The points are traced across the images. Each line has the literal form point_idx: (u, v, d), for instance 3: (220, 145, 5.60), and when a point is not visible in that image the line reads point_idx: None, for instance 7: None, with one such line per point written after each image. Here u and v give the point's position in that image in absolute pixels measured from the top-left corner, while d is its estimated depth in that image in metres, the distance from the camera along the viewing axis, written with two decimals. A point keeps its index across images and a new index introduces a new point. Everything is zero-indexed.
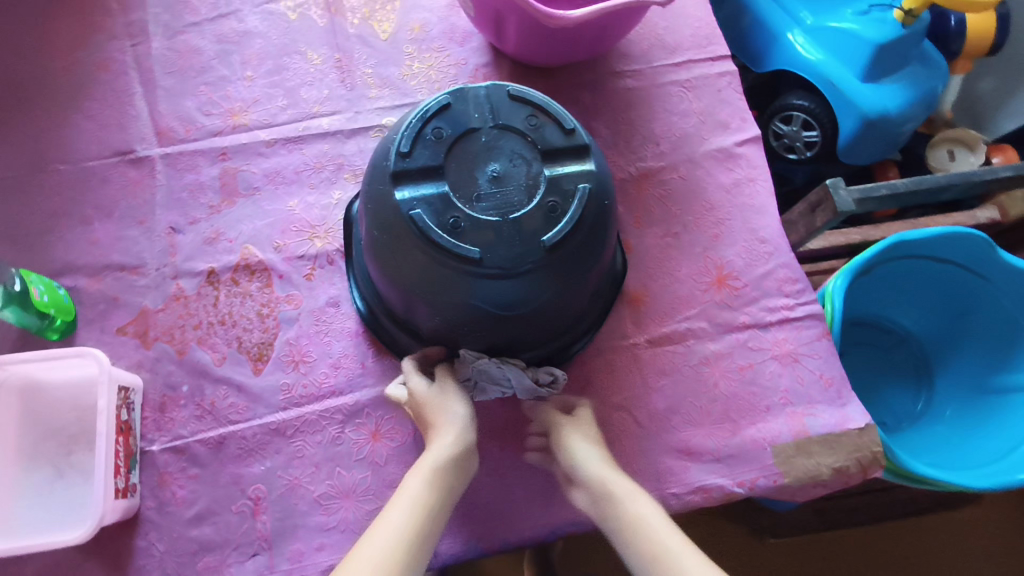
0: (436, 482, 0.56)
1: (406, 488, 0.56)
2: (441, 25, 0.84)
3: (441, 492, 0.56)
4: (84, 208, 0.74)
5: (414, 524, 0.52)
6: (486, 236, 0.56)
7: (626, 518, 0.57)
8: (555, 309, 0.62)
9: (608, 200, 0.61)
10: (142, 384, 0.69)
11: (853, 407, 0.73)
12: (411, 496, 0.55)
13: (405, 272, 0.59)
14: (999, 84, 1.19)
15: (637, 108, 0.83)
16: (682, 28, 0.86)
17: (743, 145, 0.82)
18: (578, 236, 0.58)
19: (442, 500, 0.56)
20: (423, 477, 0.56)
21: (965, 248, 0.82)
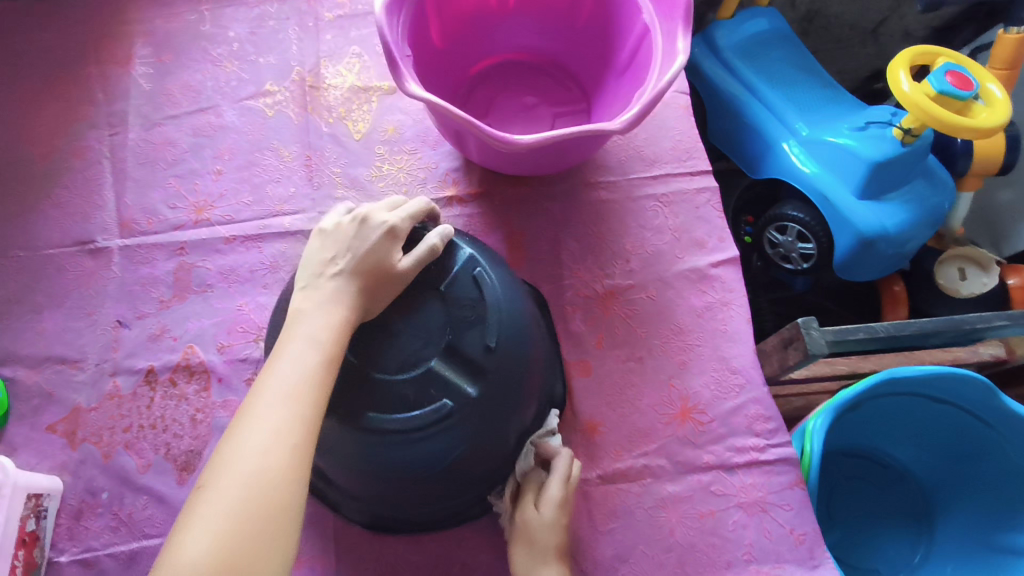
0: (302, 394, 0.46)
1: (263, 406, 0.45)
2: (415, 127, 0.82)
3: (311, 411, 0.46)
4: (37, 297, 0.74)
5: (275, 464, 0.43)
6: (350, 383, 0.54)
7: None
8: (462, 475, 0.57)
9: (526, 358, 0.58)
10: (62, 487, 0.66)
11: (826, 567, 0.66)
12: (272, 422, 0.44)
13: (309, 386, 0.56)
14: (1017, 198, 1.12)
15: (609, 221, 0.80)
16: (662, 139, 0.84)
17: (718, 266, 0.78)
18: (414, 441, 0.54)
19: (310, 418, 0.46)
20: (291, 393, 0.46)
21: (963, 392, 0.75)
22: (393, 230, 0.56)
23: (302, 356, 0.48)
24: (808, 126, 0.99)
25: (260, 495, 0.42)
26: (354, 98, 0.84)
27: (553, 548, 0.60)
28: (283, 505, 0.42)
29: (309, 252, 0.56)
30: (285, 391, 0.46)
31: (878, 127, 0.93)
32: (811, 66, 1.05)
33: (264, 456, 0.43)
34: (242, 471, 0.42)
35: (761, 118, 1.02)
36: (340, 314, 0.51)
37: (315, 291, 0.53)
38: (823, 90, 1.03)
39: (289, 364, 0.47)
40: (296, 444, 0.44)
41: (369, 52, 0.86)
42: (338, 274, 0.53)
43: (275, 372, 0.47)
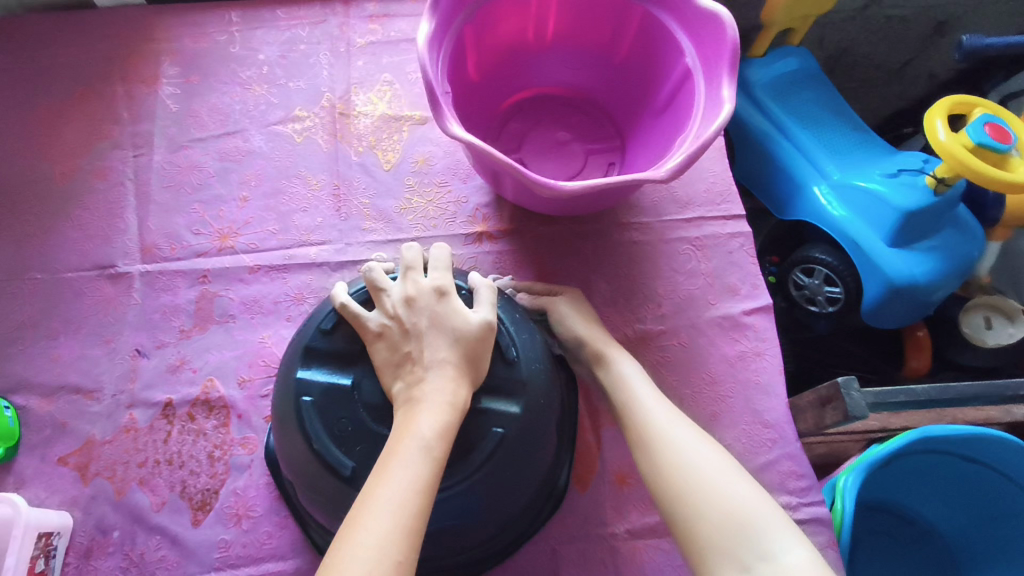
0: (410, 508, 0.42)
1: (369, 520, 0.41)
2: (446, 160, 0.82)
3: (418, 522, 0.42)
4: (53, 322, 0.71)
5: None
6: (346, 436, 0.50)
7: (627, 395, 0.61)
8: (456, 539, 0.54)
9: (537, 445, 0.55)
10: (73, 524, 0.63)
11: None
12: (375, 541, 0.40)
13: (323, 431, 0.50)
14: None
15: (641, 263, 0.78)
16: (697, 181, 0.83)
17: (751, 314, 0.77)
18: None
19: (416, 530, 0.42)
20: (394, 502, 0.42)
21: (996, 454, 0.73)
22: (445, 292, 0.52)
23: (402, 462, 0.44)
24: (839, 169, 0.98)
25: None
26: (384, 126, 0.83)
27: (592, 331, 0.67)
28: None
29: (382, 342, 0.51)
30: (393, 502, 0.42)
31: (911, 174, 0.93)
32: (840, 108, 1.05)
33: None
34: None
35: (790, 159, 1.01)
36: (446, 402, 0.48)
37: (409, 391, 0.49)
38: (854, 133, 1.02)
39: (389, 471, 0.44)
40: (402, 560, 0.40)
41: (401, 80, 0.85)
42: (424, 364, 0.49)
43: (379, 480, 0.44)
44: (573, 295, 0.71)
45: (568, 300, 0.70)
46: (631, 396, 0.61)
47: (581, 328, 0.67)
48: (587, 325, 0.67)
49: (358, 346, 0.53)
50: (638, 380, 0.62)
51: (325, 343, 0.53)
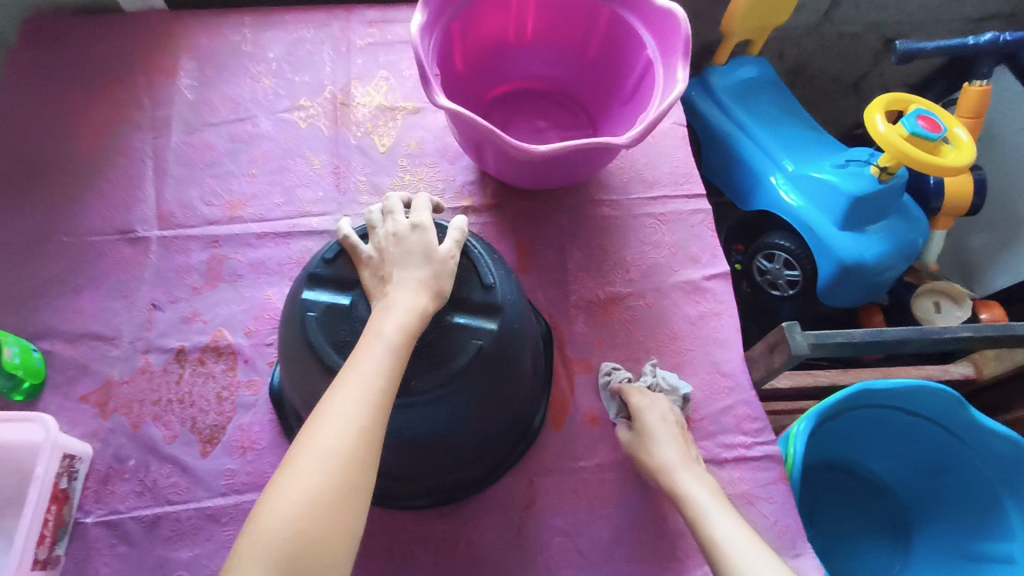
0: (374, 388, 0.50)
1: (338, 397, 0.49)
2: (435, 144, 0.91)
3: (382, 400, 0.50)
4: (77, 279, 0.79)
5: (343, 451, 0.47)
6: (344, 345, 0.57)
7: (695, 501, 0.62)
8: (439, 445, 0.62)
9: (510, 361, 0.62)
10: (92, 454, 0.70)
11: (811, 559, 0.70)
12: (342, 412, 0.48)
13: (323, 340, 0.57)
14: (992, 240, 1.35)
15: (611, 235, 0.87)
16: (661, 165, 0.92)
17: (710, 279, 0.85)
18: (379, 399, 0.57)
19: (381, 405, 0.50)
20: (360, 385, 0.49)
21: (933, 404, 0.81)
22: (421, 227, 0.60)
23: (371, 351, 0.51)
24: (794, 162, 1.08)
25: (342, 476, 0.46)
26: (380, 115, 0.92)
27: (679, 458, 0.66)
28: (353, 490, 0.46)
29: (366, 269, 0.59)
30: (358, 383, 0.49)
31: (857, 164, 1.02)
32: (796, 110, 1.15)
33: (341, 439, 0.47)
34: (319, 456, 0.46)
35: (750, 154, 1.11)
36: (410, 307, 0.54)
37: (382, 301, 0.56)
38: (808, 131, 1.12)
39: (349, 375, 0.50)
40: (365, 426, 0.48)
41: (396, 75, 0.95)
42: (395, 282, 0.56)
43: (350, 366, 0.51)
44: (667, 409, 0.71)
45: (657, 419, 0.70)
46: (690, 495, 0.63)
47: (667, 452, 0.67)
48: (672, 445, 0.68)
49: (356, 273, 0.61)
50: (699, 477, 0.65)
51: (327, 270, 0.61)
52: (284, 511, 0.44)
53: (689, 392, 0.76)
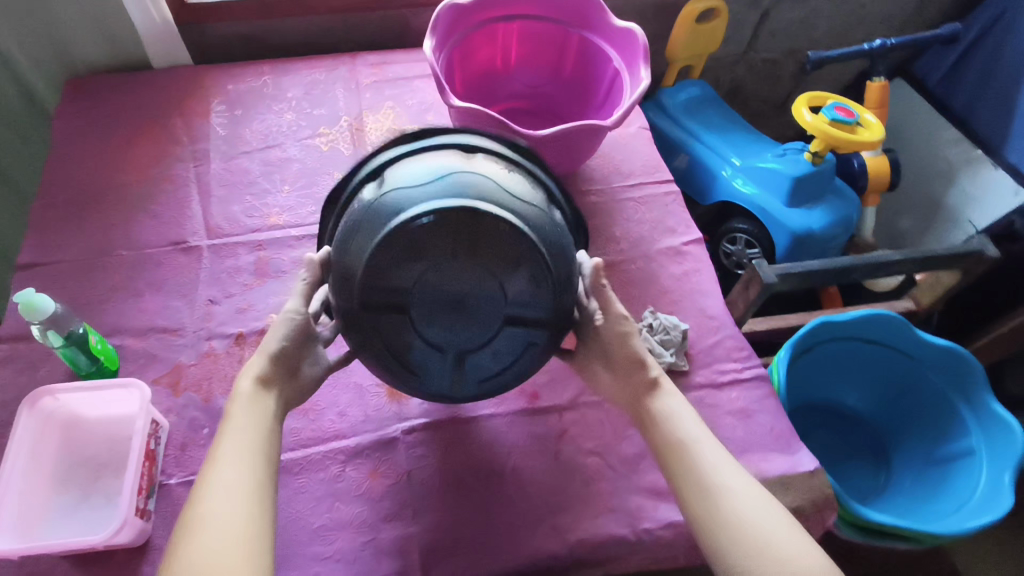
0: (252, 457, 0.60)
1: (217, 471, 0.59)
2: None
3: (258, 465, 0.60)
4: (139, 284, 0.88)
5: (230, 507, 0.56)
6: (360, 249, 0.59)
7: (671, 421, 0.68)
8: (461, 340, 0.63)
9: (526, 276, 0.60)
10: (169, 425, 0.77)
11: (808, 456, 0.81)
12: (224, 480, 0.58)
13: (344, 239, 0.61)
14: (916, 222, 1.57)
15: (600, 217, 1.02)
16: (635, 159, 1.10)
17: (688, 245, 1.00)
18: (398, 300, 0.60)
19: (260, 469, 0.60)
20: (233, 456, 0.60)
21: (886, 329, 0.96)
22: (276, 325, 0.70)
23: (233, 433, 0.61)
24: (741, 157, 1.27)
25: (237, 525, 0.55)
26: (392, 136, 1.07)
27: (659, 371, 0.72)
28: (251, 532, 0.56)
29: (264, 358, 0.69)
30: (229, 456, 0.60)
31: (794, 152, 1.21)
32: (737, 119, 1.36)
33: (228, 500, 0.57)
34: (215, 517, 0.55)
35: (704, 155, 1.30)
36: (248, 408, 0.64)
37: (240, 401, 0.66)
38: (750, 133, 1.33)
39: (224, 460, 0.59)
40: (248, 485, 0.58)
41: (401, 105, 1.11)
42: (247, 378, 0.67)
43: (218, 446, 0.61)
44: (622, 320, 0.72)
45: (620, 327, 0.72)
46: (681, 432, 0.66)
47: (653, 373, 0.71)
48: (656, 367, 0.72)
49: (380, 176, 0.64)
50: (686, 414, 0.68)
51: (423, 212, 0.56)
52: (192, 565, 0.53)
53: (687, 328, 0.89)
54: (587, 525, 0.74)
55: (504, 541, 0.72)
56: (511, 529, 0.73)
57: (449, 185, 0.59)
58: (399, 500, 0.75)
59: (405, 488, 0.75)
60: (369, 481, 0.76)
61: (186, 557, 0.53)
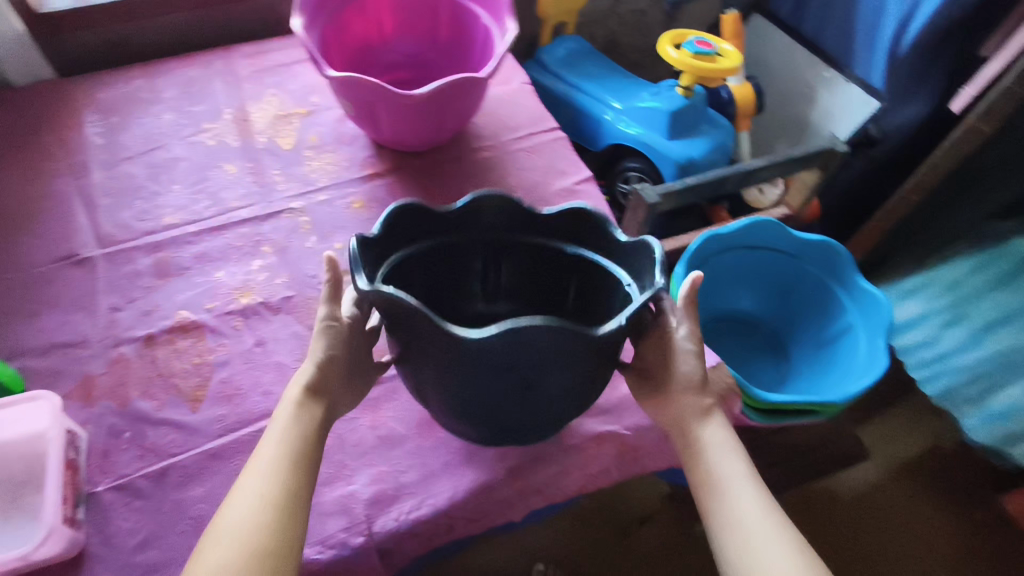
0: (283, 473, 0.62)
1: (250, 481, 0.61)
2: (332, 134, 1.09)
3: (288, 483, 0.62)
4: (32, 304, 0.85)
5: (248, 519, 0.59)
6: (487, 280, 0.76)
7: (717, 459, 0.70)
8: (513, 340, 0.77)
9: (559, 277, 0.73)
10: (87, 436, 0.75)
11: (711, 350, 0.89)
12: (257, 492, 0.61)
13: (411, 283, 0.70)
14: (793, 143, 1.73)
15: (494, 170, 1.07)
16: (520, 113, 1.15)
17: (579, 184, 1.06)
18: (479, 316, 0.78)
19: (286, 489, 0.61)
20: (267, 471, 0.62)
21: (767, 235, 1.09)
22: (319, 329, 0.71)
23: (267, 450, 0.64)
24: (621, 100, 1.34)
25: (253, 542, 0.58)
26: (278, 122, 1.08)
27: (720, 419, 0.73)
28: (265, 551, 0.57)
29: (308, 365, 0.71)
30: (265, 471, 0.62)
31: (667, 90, 1.30)
32: (614, 68, 1.43)
33: (253, 512, 0.59)
34: (230, 528, 0.58)
35: (587, 104, 1.37)
36: (286, 424, 0.65)
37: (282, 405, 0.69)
38: (628, 78, 1.40)
39: (258, 469, 0.62)
40: (269, 496, 0.60)
41: (284, 91, 1.12)
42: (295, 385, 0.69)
43: (262, 450, 0.64)
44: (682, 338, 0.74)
45: (681, 342, 0.74)
46: (717, 465, 0.69)
47: (711, 421, 0.73)
48: (718, 422, 0.73)
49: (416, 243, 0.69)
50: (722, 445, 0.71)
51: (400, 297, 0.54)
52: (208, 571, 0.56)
53: None
54: (521, 449, 0.79)
55: (444, 479, 0.76)
56: (450, 467, 0.77)
57: (506, 215, 0.70)
58: (337, 463, 0.76)
59: (341, 451, 0.77)
60: None
61: (203, 559, 0.57)
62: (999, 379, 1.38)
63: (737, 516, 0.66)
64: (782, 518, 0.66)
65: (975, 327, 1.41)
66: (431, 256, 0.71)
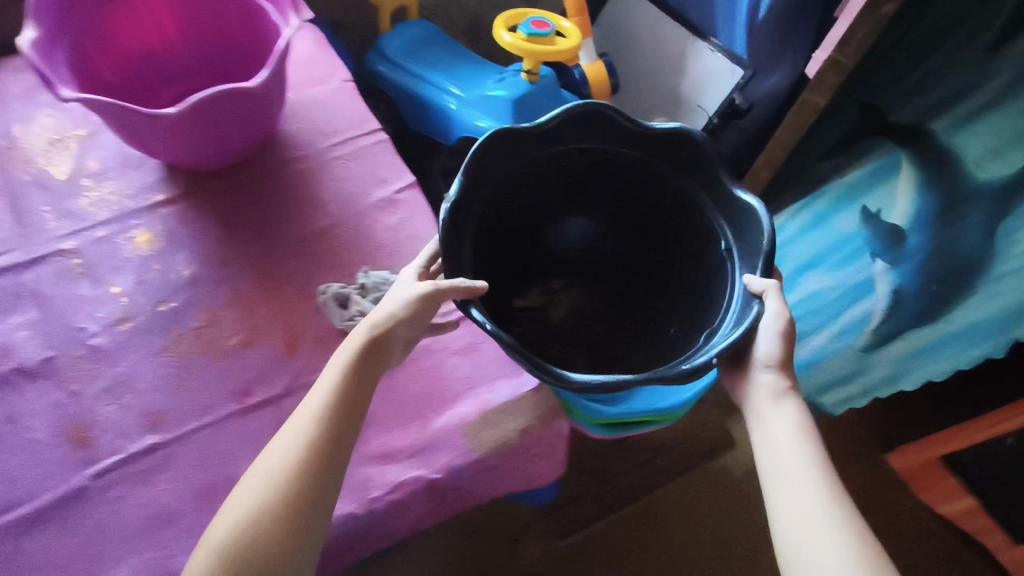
0: (292, 460, 0.64)
1: (285, 438, 0.66)
2: (115, 157, 0.95)
3: (303, 469, 0.63)
4: None
5: (264, 495, 0.62)
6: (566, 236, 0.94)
7: (775, 431, 0.72)
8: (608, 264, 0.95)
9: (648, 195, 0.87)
10: None
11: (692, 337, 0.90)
12: (279, 467, 0.64)
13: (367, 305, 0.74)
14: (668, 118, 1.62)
15: (305, 183, 0.96)
16: (337, 116, 1.03)
17: (401, 192, 0.96)
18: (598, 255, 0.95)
19: (301, 473, 0.63)
20: (292, 445, 0.65)
21: None
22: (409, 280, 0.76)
23: (301, 422, 0.66)
24: (463, 88, 1.24)
25: (247, 531, 0.60)
26: (51, 147, 0.95)
27: (795, 410, 0.72)
28: (269, 526, 0.61)
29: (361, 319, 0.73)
30: (290, 447, 0.65)
31: (511, 75, 1.21)
32: (460, 52, 1.33)
33: (263, 489, 0.62)
34: (266, 480, 0.63)
35: (429, 94, 1.26)
36: (328, 387, 0.68)
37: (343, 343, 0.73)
38: (474, 63, 1.30)
39: (290, 430, 0.66)
40: (298, 463, 0.64)
41: (60, 110, 0.99)
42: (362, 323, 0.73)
43: (300, 411, 0.68)
44: (769, 343, 0.75)
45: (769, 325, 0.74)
46: (784, 440, 0.70)
47: (779, 397, 0.74)
48: (786, 406, 0.73)
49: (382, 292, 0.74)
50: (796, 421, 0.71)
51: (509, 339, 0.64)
52: (226, 527, 0.61)
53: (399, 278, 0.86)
54: None
55: None
56: None
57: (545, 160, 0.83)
58: (96, 552, 0.68)
59: (101, 539, 0.68)
60: (57, 542, 0.68)
61: (239, 500, 0.63)
62: (810, 323, 1.34)
63: (788, 484, 0.67)
64: (838, 497, 0.65)
65: (796, 269, 1.34)
66: (557, 164, 0.85)
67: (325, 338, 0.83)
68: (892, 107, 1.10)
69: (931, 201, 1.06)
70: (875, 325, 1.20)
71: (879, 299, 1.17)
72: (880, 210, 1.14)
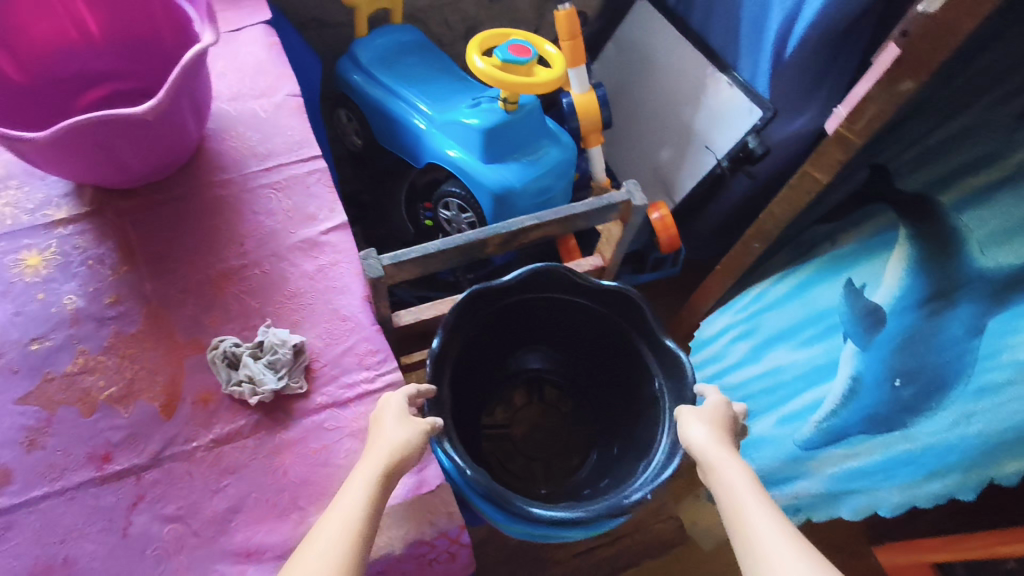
0: (354, 531, 0.56)
1: (329, 520, 0.57)
2: (22, 164, 0.86)
3: (361, 547, 0.55)
4: None
5: (335, 568, 0.53)
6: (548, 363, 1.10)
7: (724, 486, 0.60)
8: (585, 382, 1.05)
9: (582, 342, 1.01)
10: None
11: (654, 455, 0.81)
12: (336, 538, 0.55)
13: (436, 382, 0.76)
14: (675, 152, 1.44)
15: (224, 213, 0.86)
16: (274, 137, 0.92)
17: (328, 233, 0.86)
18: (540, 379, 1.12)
19: (358, 555, 0.55)
20: (349, 516, 0.57)
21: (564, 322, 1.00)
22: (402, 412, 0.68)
23: (349, 497, 0.59)
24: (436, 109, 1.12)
25: None
26: None
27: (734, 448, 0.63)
28: None
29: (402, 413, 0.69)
30: (341, 521, 0.56)
31: (488, 102, 1.08)
32: (445, 66, 1.20)
33: (335, 556, 0.54)
34: (309, 571, 0.53)
35: (399, 111, 1.14)
36: (383, 459, 0.62)
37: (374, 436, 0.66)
38: (455, 81, 1.17)
39: (336, 505, 0.58)
40: (349, 543, 0.55)
41: None
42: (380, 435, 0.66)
43: (348, 490, 0.59)
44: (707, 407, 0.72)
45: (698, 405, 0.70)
46: (732, 501, 0.58)
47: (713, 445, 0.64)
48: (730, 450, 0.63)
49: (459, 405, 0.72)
50: (739, 478, 0.59)
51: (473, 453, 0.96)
52: None
53: (302, 341, 0.76)
54: None
55: None
56: None
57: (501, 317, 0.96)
58: None
59: None
60: None
61: None
62: (755, 406, 1.15)
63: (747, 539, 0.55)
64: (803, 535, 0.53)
65: (760, 342, 1.16)
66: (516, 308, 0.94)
67: (208, 402, 0.73)
68: (900, 173, 1.00)
69: (925, 281, 0.92)
70: (821, 414, 1.01)
71: (838, 385, 0.99)
72: (865, 285, 1.00)
